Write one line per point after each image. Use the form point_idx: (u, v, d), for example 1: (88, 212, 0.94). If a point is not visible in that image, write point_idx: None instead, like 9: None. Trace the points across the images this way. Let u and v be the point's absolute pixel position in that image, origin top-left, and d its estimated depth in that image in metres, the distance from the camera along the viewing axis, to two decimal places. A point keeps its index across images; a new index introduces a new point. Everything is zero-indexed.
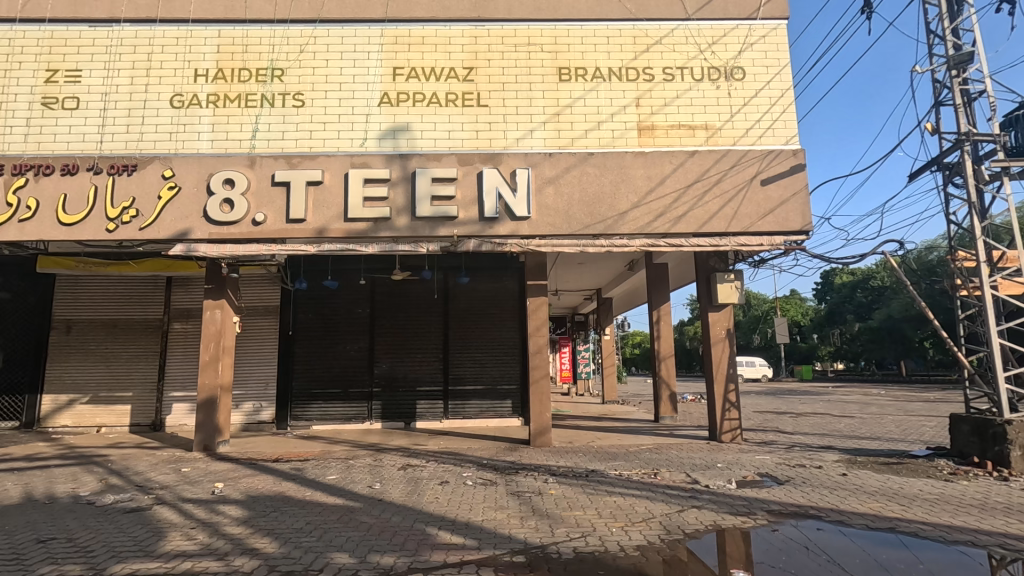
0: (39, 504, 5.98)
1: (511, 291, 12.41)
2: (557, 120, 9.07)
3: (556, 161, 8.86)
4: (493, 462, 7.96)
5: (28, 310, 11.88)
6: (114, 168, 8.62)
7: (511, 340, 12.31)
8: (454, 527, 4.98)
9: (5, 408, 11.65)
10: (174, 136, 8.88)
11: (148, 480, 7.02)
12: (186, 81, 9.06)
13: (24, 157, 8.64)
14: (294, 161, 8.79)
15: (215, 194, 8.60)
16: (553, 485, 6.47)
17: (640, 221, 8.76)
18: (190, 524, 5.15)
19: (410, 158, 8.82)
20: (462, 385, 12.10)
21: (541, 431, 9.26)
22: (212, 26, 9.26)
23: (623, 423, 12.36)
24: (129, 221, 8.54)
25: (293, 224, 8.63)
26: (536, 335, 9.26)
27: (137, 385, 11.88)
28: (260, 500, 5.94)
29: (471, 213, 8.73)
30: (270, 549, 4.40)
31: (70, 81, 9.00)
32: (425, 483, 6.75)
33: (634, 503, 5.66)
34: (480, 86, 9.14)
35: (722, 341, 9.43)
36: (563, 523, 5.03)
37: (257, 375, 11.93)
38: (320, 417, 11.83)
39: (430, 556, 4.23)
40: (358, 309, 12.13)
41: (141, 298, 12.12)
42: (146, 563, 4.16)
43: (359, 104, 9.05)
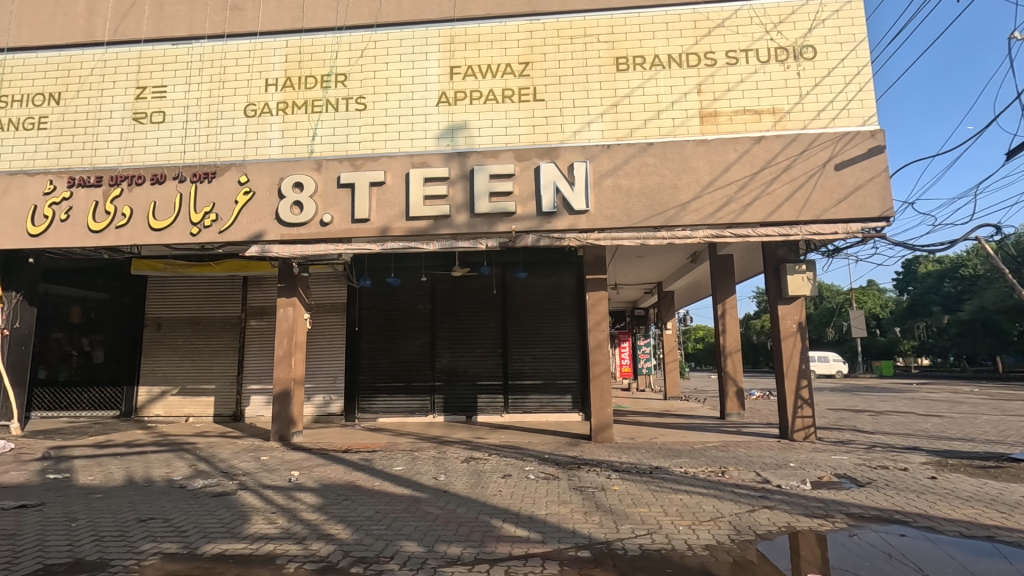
0: (139, 486, 6.53)
1: (569, 285, 12.33)
2: (615, 111, 8.92)
3: (614, 154, 8.71)
4: (554, 457, 7.97)
5: (123, 309, 12.98)
6: (197, 175, 9.24)
7: (570, 335, 12.23)
8: (518, 519, 5.03)
9: (108, 398, 12.82)
10: (248, 144, 9.41)
11: (232, 467, 7.52)
12: (257, 91, 9.57)
13: (119, 169, 9.41)
14: (358, 163, 9.09)
15: (285, 198, 9.03)
16: (616, 481, 6.40)
17: (703, 212, 8.48)
18: (270, 509, 5.48)
19: (468, 155, 8.93)
20: (521, 380, 12.16)
21: (603, 426, 9.17)
22: (280, 37, 9.72)
23: (687, 419, 12.06)
24: (210, 225, 9.12)
25: (358, 224, 8.94)
26: (595, 330, 9.17)
27: (219, 378, 12.71)
28: (333, 489, 6.24)
29: (528, 208, 8.73)
30: (344, 536, 4.61)
31: (157, 96, 9.72)
32: (488, 476, 6.85)
33: (701, 501, 5.51)
34: (537, 81, 9.12)
35: (794, 335, 8.96)
36: (627, 519, 4.97)
37: (326, 369, 12.49)
38: (385, 410, 12.25)
39: (495, 548, 4.30)
40: (420, 305, 12.46)
41: (221, 297, 12.96)
42: (233, 544, 4.46)
43: (418, 105, 9.25)
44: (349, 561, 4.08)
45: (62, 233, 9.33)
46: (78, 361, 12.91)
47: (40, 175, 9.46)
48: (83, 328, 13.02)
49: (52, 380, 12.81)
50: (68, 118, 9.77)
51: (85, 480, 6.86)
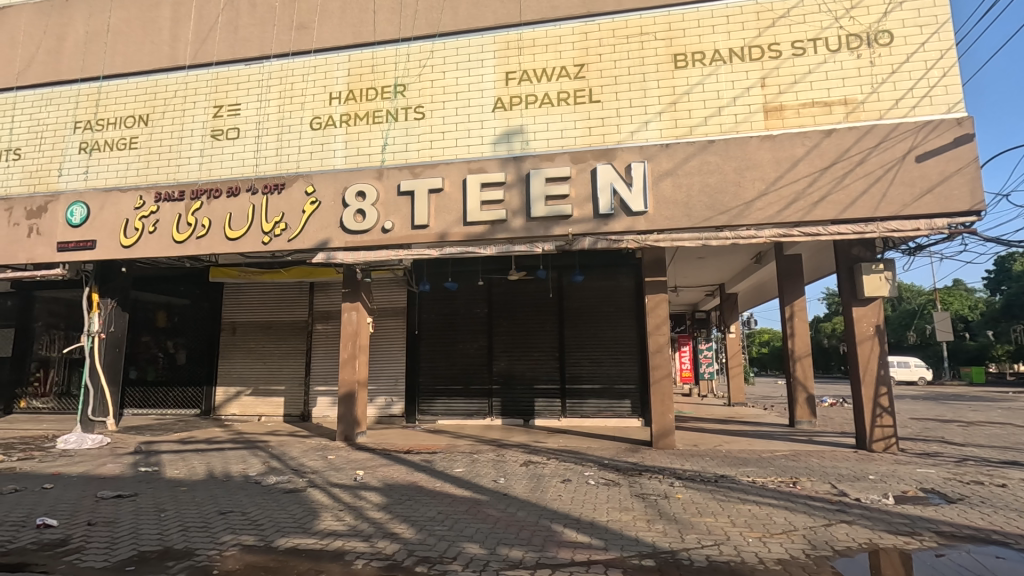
0: (218, 481, 6.94)
1: (627, 288, 12.14)
2: (673, 109, 8.71)
3: (673, 153, 8.49)
4: (614, 463, 7.84)
5: (202, 314, 13.86)
6: (268, 187, 9.76)
7: (628, 339, 12.01)
8: (579, 525, 4.98)
9: (190, 397, 13.71)
10: (314, 155, 9.85)
11: (302, 465, 7.87)
12: (322, 105, 10.02)
13: (199, 183, 10.07)
14: (417, 170, 9.32)
15: (349, 206, 9.38)
16: (679, 489, 6.22)
17: (769, 210, 8.13)
18: (338, 506, 5.68)
19: (524, 159, 8.95)
20: (578, 384, 12.05)
21: (664, 433, 8.94)
22: (343, 52, 10.13)
23: (753, 426, 11.57)
24: (280, 234, 9.60)
25: (418, 230, 9.17)
26: (655, 333, 8.96)
27: (288, 379, 13.34)
28: (396, 489, 6.40)
29: (585, 211, 8.65)
30: (408, 535, 4.72)
31: (232, 114, 10.35)
32: (547, 480, 6.82)
33: (772, 513, 5.26)
34: (592, 82, 9.05)
35: (871, 339, 8.41)
36: (693, 529, 4.82)
37: (388, 371, 12.85)
38: (444, 412, 12.46)
39: (557, 553, 4.27)
40: (477, 309, 12.63)
41: (290, 302, 13.62)
42: (305, 539, 4.66)
43: (475, 111, 9.39)
44: (413, 560, 4.17)
45: (150, 244, 10.09)
46: (164, 362, 13.94)
47: (131, 191, 10.28)
48: (167, 332, 14.03)
49: (142, 379, 13.98)
50: (155, 138, 10.57)
51: (172, 473, 7.38)
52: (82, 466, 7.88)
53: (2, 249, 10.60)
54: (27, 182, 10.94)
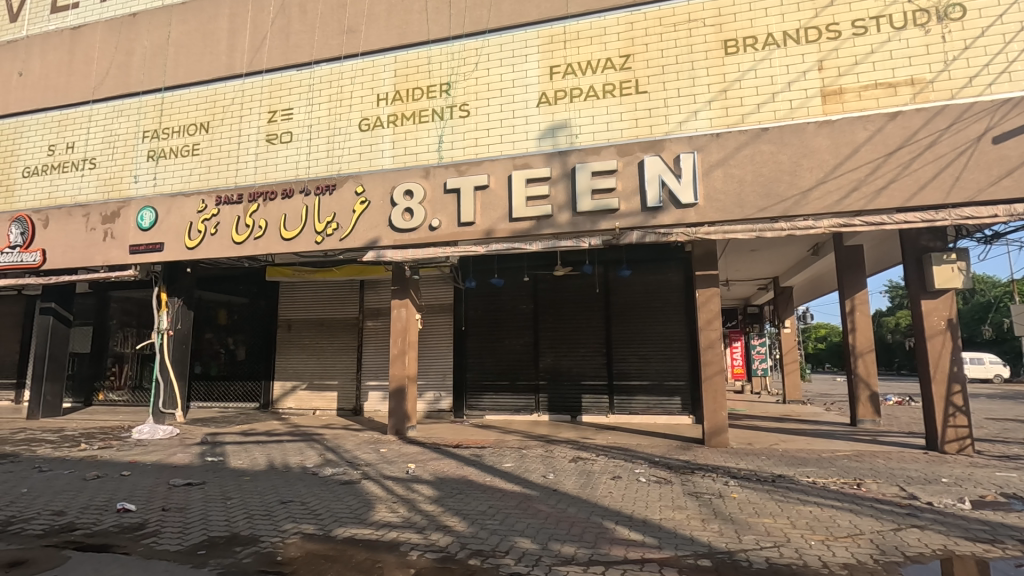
0: (278, 472, 7.24)
1: (675, 282, 11.86)
2: (724, 97, 8.44)
3: (724, 143, 8.23)
4: (665, 460, 7.70)
5: (259, 312, 14.47)
6: (320, 188, 10.07)
7: (678, 334, 11.74)
8: (631, 523, 4.92)
9: (249, 391, 14.33)
10: (363, 156, 10.09)
11: (356, 458, 8.11)
12: (370, 106, 10.24)
13: (256, 186, 10.50)
14: (462, 168, 9.39)
15: (397, 205, 9.56)
16: (734, 488, 6.04)
17: (828, 199, 7.75)
18: (391, 498, 5.82)
19: (569, 154, 8.88)
20: (626, 381, 11.88)
21: (717, 431, 8.70)
22: (390, 54, 10.32)
23: (811, 425, 11.11)
24: (332, 234, 9.89)
25: (464, 228, 9.24)
26: (707, 329, 8.72)
27: (341, 374, 13.75)
28: (448, 482, 6.50)
29: (633, 204, 8.49)
30: (460, 528, 4.78)
31: (285, 118, 10.72)
32: (597, 477, 6.76)
33: (835, 515, 5.04)
34: (638, 73, 8.88)
35: (942, 334, 7.92)
36: (750, 530, 4.67)
37: (436, 367, 13.07)
38: (492, 407, 12.56)
39: (610, 550, 4.23)
40: (523, 305, 12.67)
41: (341, 300, 14.03)
42: (361, 529, 4.80)
43: (519, 107, 9.38)
44: (466, 553, 4.22)
45: (212, 246, 10.60)
46: (225, 358, 14.65)
47: (194, 196, 10.82)
48: (228, 329, 14.73)
49: (206, 374, 14.77)
50: (215, 144, 11.09)
51: (236, 464, 7.76)
52: (155, 455, 8.39)
53: (81, 253, 11.40)
54: (101, 189, 11.70)
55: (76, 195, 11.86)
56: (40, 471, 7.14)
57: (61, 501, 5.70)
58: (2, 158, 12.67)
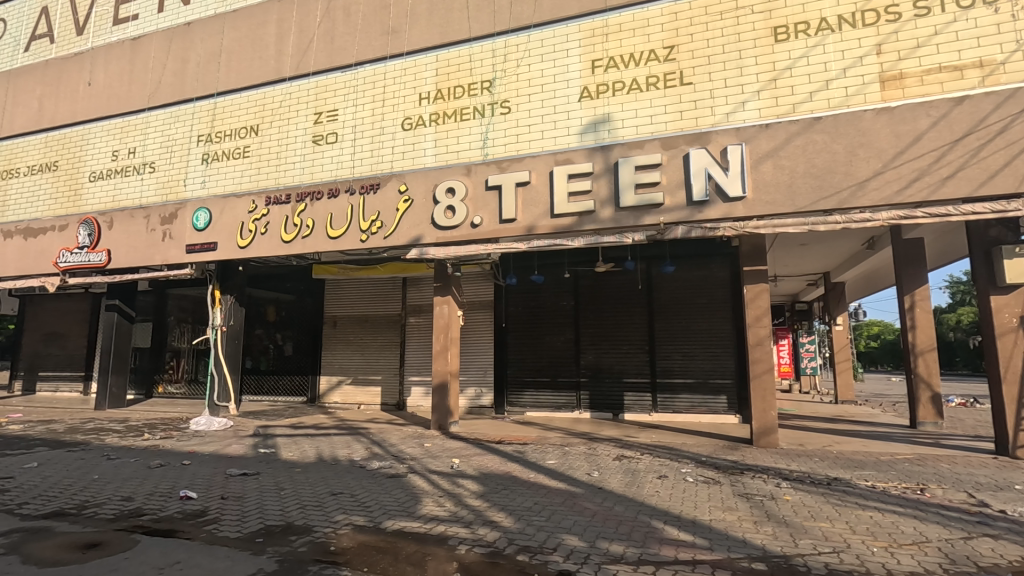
0: (327, 464, 7.44)
1: (721, 278, 11.55)
2: (774, 86, 8.14)
3: (774, 133, 7.95)
4: (712, 460, 7.53)
5: (306, 309, 14.92)
6: (365, 188, 10.28)
7: (724, 332, 11.43)
8: (680, 523, 4.83)
9: (298, 385, 14.78)
10: (406, 155, 10.23)
11: (401, 452, 8.26)
12: (413, 106, 10.37)
13: (303, 187, 10.81)
14: (504, 165, 9.41)
15: (440, 203, 9.67)
16: (787, 491, 5.85)
17: (887, 190, 7.38)
18: (438, 492, 5.90)
19: (612, 148, 8.77)
20: (670, 379, 11.66)
21: (766, 431, 8.44)
22: (431, 53, 10.41)
23: (866, 426, 10.66)
24: (376, 232, 10.08)
25: (506, 225, 9.24)
26: (755, 326, 8.47)
27: (384, 370, 14.02)
28: (492, 478, 6.54)
29: (678, 198, 8.31)
30: (507, 524, 4.80)
31: (331, 119, 10.98)
32: (643, 476, 6.66)
33: (898, 521, 4.81)
34: (683, 64, 8.68)
35: (1014, 332, 7.44)
36: (806, 533, 4.51)
37: (478, 363, 13.17)
38: (533, 404, 12.56)
39: (660, 550, 4.17)
40: (563, 301, 12.62)
41: (385, 296, 14.31)
42: (410, 522, 4.87)
43: (561, 102, 9.32)
44: (514, 549, 4.23)
45: (262, 245, 10.97)
46: (274, 353, 15.16)
47: (245, 196, 11.23)
48: (277, 325, 15.24)
49: (256, 368, 15.28)
50: (265, 146, 11.45)
51: (287, 455, 8.02)
52: (212, 446, 8.76)
53: (143, 252, 12.02)
54: (160, 192, 12.28)
55: (137, 197, 12.48)
56: (108, 459, 7.56)
57: (128, 488, 6.02)
58: (71, 164, 13.44)
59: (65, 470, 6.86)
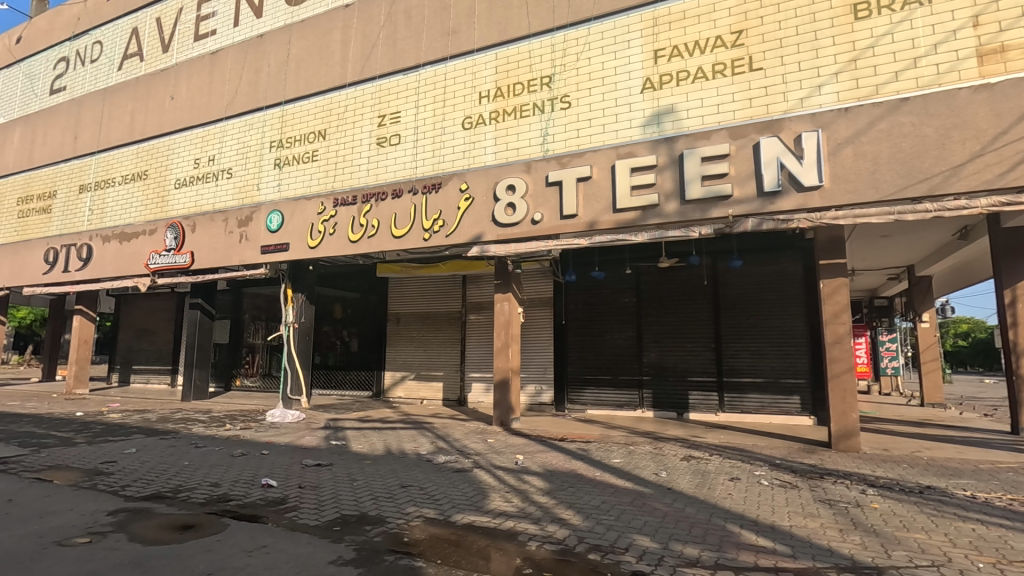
0: (395, 457, 7.64)
1: (793, 273, 10.98)
2: (854, 67, 7.64)
3: (854, 118, 7.46)
4: (788, 464, 7.18)
5: (370, 306, 15.42)
6: (427, 187, 10.50)
7: (796, 329, 10.87)
8: (758, 528, 4.63)
9: (363, 380, 15.29)
10: (467, 154, 10.34)
11: (466, 446, 8.38)
12: (473, 105, 10.48)
13: (368, 188, 11.16)
14: (564, 160, 9.33)
15: (500, 200, 9.72)
16: (874, 498, 5.48)
17: (986, 175, 6.76)
18: (504, 488, 5.93)
19: (677, 140, 8.52)
20: (738, 378, 11.22)
21: (847, 435, 7.95)
22: (491, 51, 10.47)
23: (960, 432, 9.84)
24: (438, 231, 10.26)
25: (567, 220, 9.17)
26: (833, 323, 7.99)
27: (446, 366, 14.27)
28: (557, 475, 6.51)
29: (748, 189, 7.95)
30: (576, 522, 4.75)
31: (394, 122, 11.26)
32: (713, 477, 6.43)
33: (1006, 536, 4.39)
34: (752, 49, 8.31)
35: None
36: (900, 544, 4.21)
37: (538, 360, 13.18)
38: (594, 402, 12.43)
39: (738, 555, 4.00)
40: (624, 298, 12.40)
41: (445, 294, 14.56)
42: (479, 516, 4.92)
43: (623, 94, 9.14)
44: (585, 547, 4.19)
45: (331, 245, 11.42)
46: (341, 349, 15.77)
47: (315, 199, 11.73)
48: (343, 322, 15.85)
49: (324, 363, 15.95)
50: (331, 149, 11.89)
51: (357, 448, 8.31)
52: (287, 437, 9.20)
53: (223, 253, 12.80)
54: (236, 196, 12.99)
55: (216, 202, 13.28)
56: (196, 447, 8.09)
57: (216, 474, 6.43)
58: (159, 172, 14.47)
59: (159, 456, 7.40)
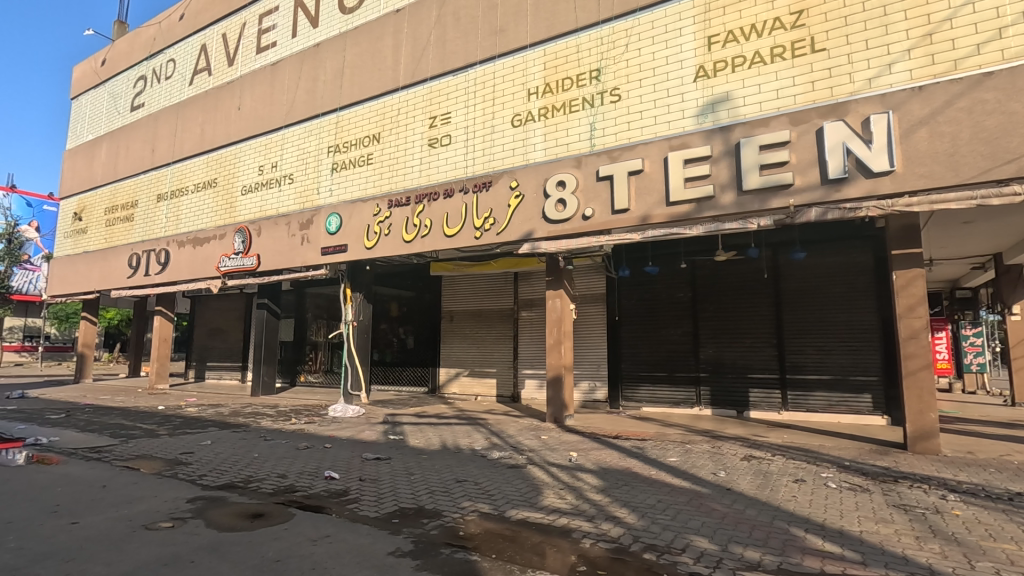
0: (451, 452, 7.80)
1: (863, 264, 10.37)
2: (928, 43, 7.12)
3: (929, 97, 6.96)
4: (859, 465, 6.81)
5: (425, 304, 15.79)
6: (478, 186, 10.62)
7: (867, 324, 10.26)
8: (825, 532, 4.42)
9: (419, 376, 15.66)
10: (516, 151, 10.36)
11: (519, 443, 8.43)
12: (522, 102, 10.49)
13: (421, 189, 11.41)
14: (615, 155, 9.21)
15: (550, 197, 9.69)
16: (956, 504, 5.12)
17: None
18: (558, 485, 5.93)
19: (733, 129, 8.23)
20: (802, 375, 10.73)
21: (925, 436, 7.44)
22: (539, 47, 10.43)
23: None
24: (489, 229, 10.35)
25: (619, 215, 9.04)
26: (908, 317, 7.50)
27: (499, 363, 14.39)
28: (612, 473, 6.44)
29: (810, 177, 7.57)
30: (631, 520, 4.69)
31: (444, 123, 11.44)
32: (776, 478, 6.18)
33: None
34: (814, 29, 7.89)
35: None
36: (985, 555, 3.91)
37: (591, 357, 13.09)
38: (649, 399, 12.21)
39: (802, 560, 3.84)
40: (679, 293, 12.10)
41: (497, 291, 14.68)
42: (533, 512, 4.95)
43: (675, 84, 8.91)
44: (640, 547, 4.13)
45: (386, 245, 11.77)
46: (397, 346, 16.28)
47: (370, 201, 12.11)
48: (399, 320, 16.34)
49: (382, 360, 16.52)
50: (385, 152, 12.22)
51: (415, 442, 8.54)
52: (348, 431, 9.56)
53: (286, 256, 13.42)
54: (297, 200, 13.57)
55: (279, 207, 13.93)
56: (265, 440, 8.54)
57: (283, 466, 6.77)
58: (227, 180, 15.31)
59: (232, 448, 7.87)
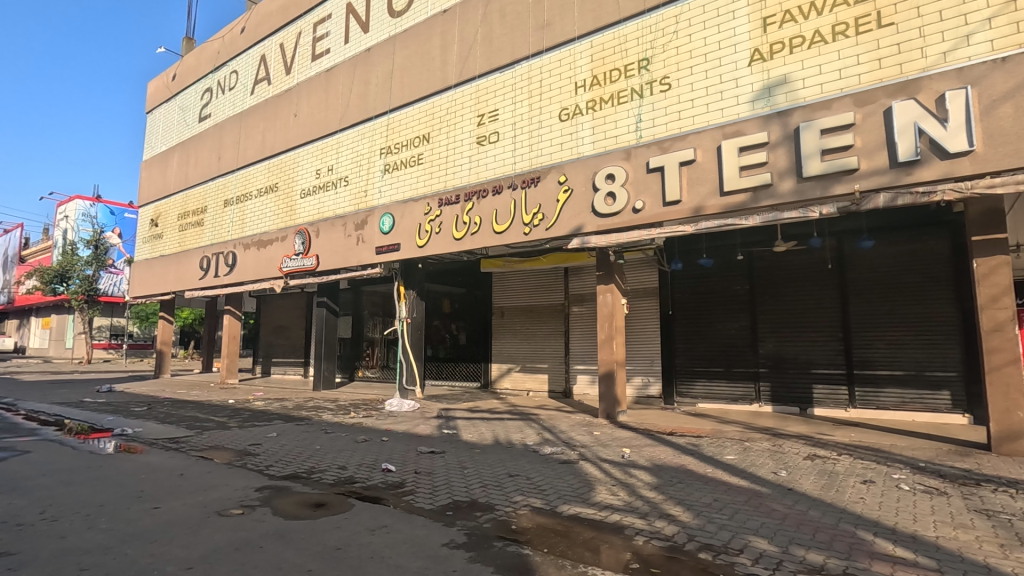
0: (503, 447, 7.88)
1: (939, 252, 9.68)
2: (1012, 9, 6.56)
3: (1014, 69, 6.41)
4: (935, 467, 6.39)
5: (476, 301, 15.99)
6: (526, 182, 10.64)
7: (944, 316, 9.58)
8: (896, 537, 4.18)
9: (471, 371, 15.88)
10: (564, 145, 10.28)
11: (571, 438, 8.42)
12: (569, 96, 10.41)
13: (470, 186, 11.55)
14: (666, 145, 9.00)
15: (600, 190, 9.59)
16: None
17: None
18: (610, 481, 5.88)
19: (791, 113, 7.87)
20: (871, 370, 10.16)
21: (1012, 436, 6.88)
22: (585, 40, 10.31)
23: None
24: (538, 224, 10.35)
25: (670, 207, 8.83)
26: (991, 308, 6.95)
27: (550, 358, 14.38)
28: (666, 470, 6.33)
29: (878, 161, 7.14)
30: (686, 519, 4.60)
31: (492, 120, 11.51)
32: (842, 479, 5.89)
33: None
34: (880, 3, 7.43)
35: None
36: None
37: (644, 352, 12.88)
38: (705, 395, 11.88)
39: (870, 565, 3.66)
40: (736, 285, 11.70)
41: (548, 287, 14.65)
42: (585, 508, 4.94)
43: (728, 69, 8.60)
44: (695, 546, 4.05)
45: (437, 243, 12.00)
46: (450, 342, 16.58)
47: (422, 201, 12.39)
48: (451, 316, 16.64)
49: (435, 356, 16.88)
50: (435, 152, 12.44)
51: (467, 437, 8.68)
52: (404, 425, 9.83)
53: (343, 255, 13.91)
54: (352, 201, 14.02)
55: (335, 208, 14.43)
56: (326, 433, 8.92)
57: (343, 458, 7.05)
58: (287, 184, 16.01)
59: (296, 440, 8.25)
